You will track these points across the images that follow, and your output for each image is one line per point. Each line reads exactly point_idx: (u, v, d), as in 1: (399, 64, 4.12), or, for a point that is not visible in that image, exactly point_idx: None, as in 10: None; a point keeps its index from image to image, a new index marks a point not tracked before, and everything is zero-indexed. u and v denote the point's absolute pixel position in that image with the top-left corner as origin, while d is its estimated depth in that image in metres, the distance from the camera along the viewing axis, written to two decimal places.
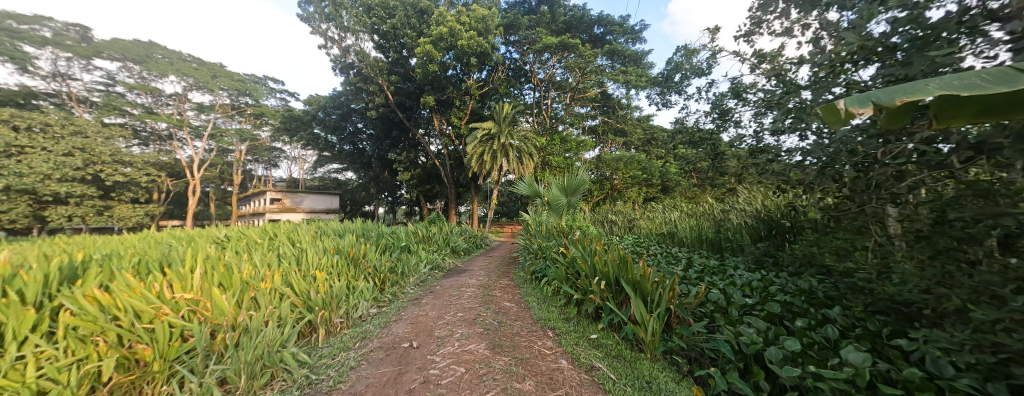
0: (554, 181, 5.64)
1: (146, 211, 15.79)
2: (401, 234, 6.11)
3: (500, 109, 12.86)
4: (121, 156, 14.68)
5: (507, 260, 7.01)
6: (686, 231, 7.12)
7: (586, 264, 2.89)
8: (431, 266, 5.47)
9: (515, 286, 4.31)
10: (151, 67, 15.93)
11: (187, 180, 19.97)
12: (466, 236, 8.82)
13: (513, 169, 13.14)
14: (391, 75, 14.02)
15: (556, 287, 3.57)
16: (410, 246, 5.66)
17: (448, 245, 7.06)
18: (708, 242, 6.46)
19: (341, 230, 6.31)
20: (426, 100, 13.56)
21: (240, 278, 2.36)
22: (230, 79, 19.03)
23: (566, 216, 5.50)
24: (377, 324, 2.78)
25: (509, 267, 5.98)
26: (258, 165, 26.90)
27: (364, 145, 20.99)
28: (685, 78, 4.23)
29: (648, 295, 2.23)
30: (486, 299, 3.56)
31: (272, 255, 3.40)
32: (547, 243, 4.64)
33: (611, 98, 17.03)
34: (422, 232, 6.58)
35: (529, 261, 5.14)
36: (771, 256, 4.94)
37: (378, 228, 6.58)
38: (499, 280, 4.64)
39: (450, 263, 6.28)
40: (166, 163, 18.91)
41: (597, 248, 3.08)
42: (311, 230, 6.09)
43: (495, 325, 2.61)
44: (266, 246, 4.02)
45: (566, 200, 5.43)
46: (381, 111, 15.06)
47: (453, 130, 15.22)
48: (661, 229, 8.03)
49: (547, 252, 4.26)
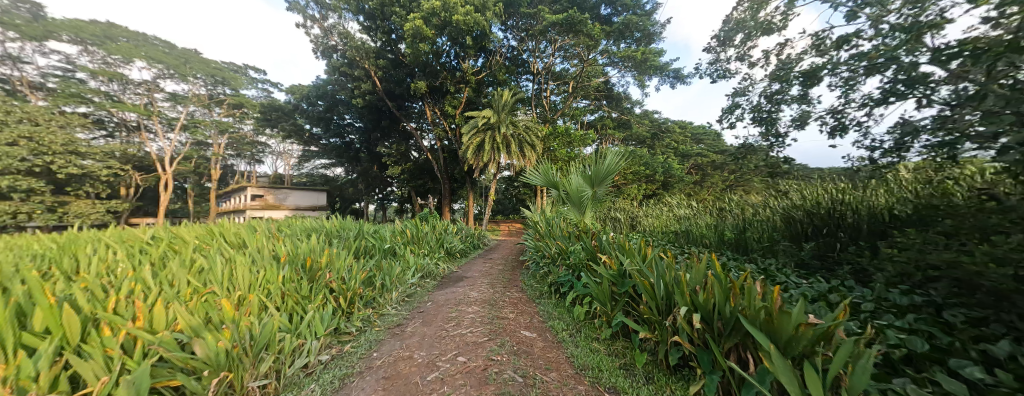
0: (577, 167, 4.43)
1: (108, 208, 14.36)
2: (385, 234, 5.09)
3: (499, 97, 11.87)
4: (76, 146, 13.22)
5: (513, 263, 6.00)
6: (701, 229, 5.80)
7: (651, 281, 1.93)
8: (421, 273, 4.47)
9: (531, 302, 3.34)
10: (111, 49, 14.35)
11: (158, 175, 18.49)
12: (461, 236, 7.85)
13: (513, 162, 12.21)
14: (380, 59, 12.84)
15: (591, 307, 2.62)
16: (396, 250, 4.64)
17: (441, 245, 6.08)
18: (729, 241, 5.06)
19: (317, 229, 5.28)
20: (417, 86, 12.48)
21: (72, 320, 1.33)
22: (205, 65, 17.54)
23: (590, 211, 4.36)
24: (326, 384, 1.77)
25: (517, 273, 4.99)
26: (240, 160, 25.48)
27: (351, 138, 19.83)
28: (748, 39, 3.30)
29: (795, 346, 1.28)
30: (495, 326, 2.56)
31: (191, 270, 2.36)
32: (569, 245, 3.67)
33: (614, 88, 16.18)
34: (410, 231, 5.56)
35: (542, 269, 4.17)
36: (823, 260, 3.82)
37: (358, 226, 5.58)
38: (506, 294, 3.64)
39: (445, 269, 5.25)
40: (134, 156, 17.42)
41: (661, 257, 2.13)
42: (279, 229, 5.03)
43: (521, 386, 1.63)
44: (198, 253, 2.97)
45: (591, 192, 4.19)
46: (368, 99, 13.94)
47: (448, 120, 14.11)
48: (669, 226, 6.90)
49: (573, 259, 3.28)
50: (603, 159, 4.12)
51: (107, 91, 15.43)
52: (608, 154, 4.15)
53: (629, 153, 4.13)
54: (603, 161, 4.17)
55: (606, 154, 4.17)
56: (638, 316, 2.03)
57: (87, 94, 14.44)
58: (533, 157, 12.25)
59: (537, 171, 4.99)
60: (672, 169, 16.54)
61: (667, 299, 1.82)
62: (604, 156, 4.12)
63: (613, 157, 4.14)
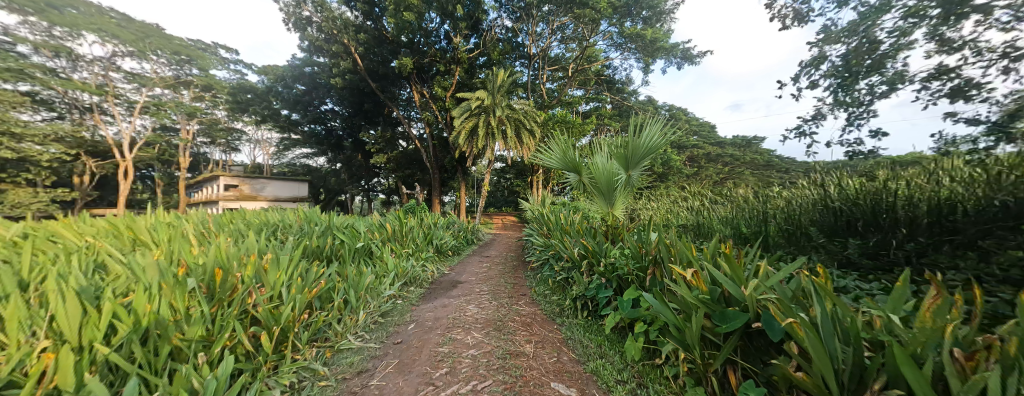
0: (608, 142, 3.46)
1: (53, 197, 12.70)
2: (360, 229, 4.10)
3: (494, 77, 10.89)
4: (11, 125, 11.51)
5: (515, 264, 5.07)
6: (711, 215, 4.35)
7: (812, 322, 1.03)
8: (404, 278, 3.55)
9: (551, 322, 2.52)
10: (54, 20, 12.18)
11: (117, 161, 16.72)
12: (453, 230, 6.94)
13: (510, 149, 11.27)
14: (360, 33, 11.65)
15: (647, 345, 1.76)
16: (375, 251, 3.71)
17: (429, 242, 5.13)
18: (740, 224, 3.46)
19: (277, 224, 4.20)
20: (403, 63, 11.33)
21: None
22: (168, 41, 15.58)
23: (621, 202, 3.38)
24: None
25: (522, 278, 4.08)
26: (213, 148, 23.74)
27: (333, 124, 18.50)
28: None
29: None
30: (512, 376, 1.66)
31: (31, 284, 1.47)
32: (600, 246, 2.75)
33: (614, 74, 15.30)
34: (391, 225, 4.60)
35: (559, 275, 3.29)
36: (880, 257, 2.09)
37: (328, 218, 4.56)
38: (516, 313, 2.72)
39: (433, 272, 4.28)
40: (88, 141, 15.66)
41: (803, 275, 1.22)
42: (223, 223, 3.93)
43: None
44: (79, 256, 2.05)
45: (626, 175, 3.23)
46: (348, 79, 12.69)
47: (438, 103, 12.98)
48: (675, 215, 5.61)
49: (612, 267, 2.43)
50: (642, 137, 3.04)
51: (52, 67, 13.20)
52: (649, 131, 3.07)
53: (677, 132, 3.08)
54: (641, 140, 3.10)
55: (646, 131, 3.09)
56: (783, 381, 1.13)
57: (28, 70, 12.28)
58: (530, 144, 11.34)
59: (553, 150, 3.91)
60: (672, 161, 15.88)
61: (837, 346, 0.98)
62: (643, 134, 3.05)
63: (657, 135, 3.06)
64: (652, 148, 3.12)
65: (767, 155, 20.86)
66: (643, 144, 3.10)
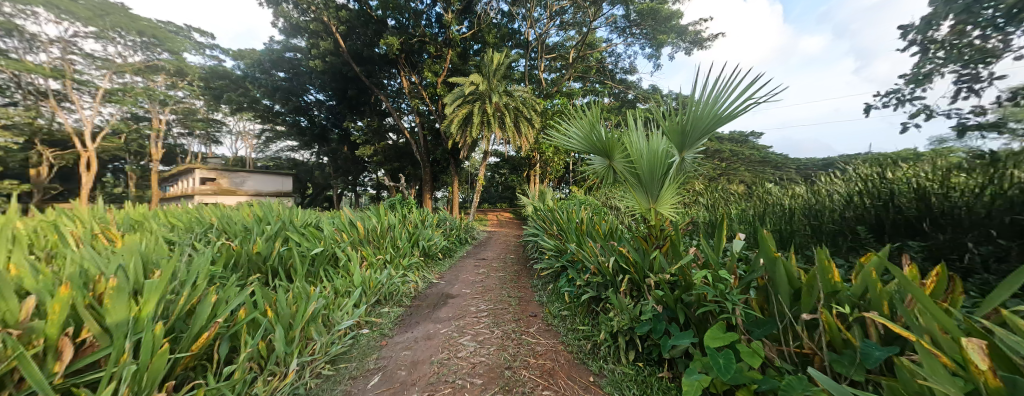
0: (653, 115, 2.63)
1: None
2: (323, 228, 3.21)
3: (488, 60, 9.99)
4: None
5: (518, 270, 4.22)
6: (734, 194, 3.58)
7: None
8: (376, 296, 2.70)
9: (582, 371, 1.76)
10: None
11: (78, 152, 15.24)
12: (444, 228, 6.09)
13: (507, 140, 10.42)
14: (342, 11, 10.60)
15: None
16: (340, 259, 2.87)
17: (414, 244, 4.27)
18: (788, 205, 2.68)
19: (212, 222, 3.24)
20: (389, 42, 10.28)
21: None
22: (149, 28, 14.05)
23: (666, 192, 2.53)
24: None
25: (528, 291, 3.26)
26: (191, 140, 22.35)
27: (316, 114, 17.36)
28: None
29: None
30: None
31: None
32: (646, 255, 1.95)
33: (613, 64, 14.51)
34: (366, 224, 3.72)
35: (582, 292, 2.48)
36: (950, 258, 1.49)
37: (287, 214, 3.66)
38: (529, 356, 1.89)
39: (417, 282, 3.42)
40: (44, 128, 14.18)
41: None
42: (138, 222, 2.99)
43: None
44: None
45: (677, 158, 2.41)
46: (329, 61, 11.62)
47: (429, 91, 11.97)
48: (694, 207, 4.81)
49: (674, 292, 1.64)
50: (719, 99, 2.11)
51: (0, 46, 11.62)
52: (729, 92, 2.14)
53: (760, 98, 2.19)
54: (714, 104, 2.18)
55: (723, 91, 2.16)
56: None
57: None
58: (530, 135, 10.51)
59: (577, 125, 3.06)
60: None
61: None
62: (722, 95, 2.11)
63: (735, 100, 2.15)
64: (727, 118, 2.22)
65: (765, 151, 20.55)
66: (718, 111, 2.18)
